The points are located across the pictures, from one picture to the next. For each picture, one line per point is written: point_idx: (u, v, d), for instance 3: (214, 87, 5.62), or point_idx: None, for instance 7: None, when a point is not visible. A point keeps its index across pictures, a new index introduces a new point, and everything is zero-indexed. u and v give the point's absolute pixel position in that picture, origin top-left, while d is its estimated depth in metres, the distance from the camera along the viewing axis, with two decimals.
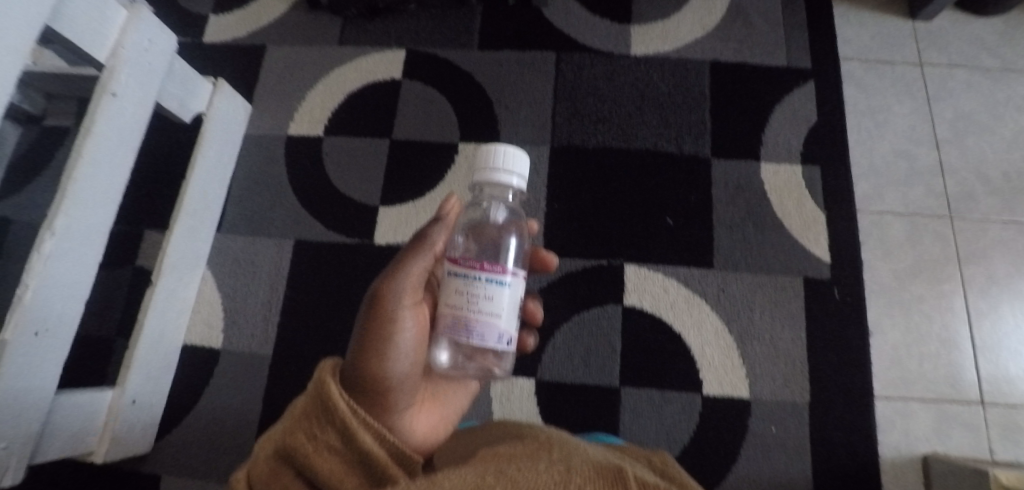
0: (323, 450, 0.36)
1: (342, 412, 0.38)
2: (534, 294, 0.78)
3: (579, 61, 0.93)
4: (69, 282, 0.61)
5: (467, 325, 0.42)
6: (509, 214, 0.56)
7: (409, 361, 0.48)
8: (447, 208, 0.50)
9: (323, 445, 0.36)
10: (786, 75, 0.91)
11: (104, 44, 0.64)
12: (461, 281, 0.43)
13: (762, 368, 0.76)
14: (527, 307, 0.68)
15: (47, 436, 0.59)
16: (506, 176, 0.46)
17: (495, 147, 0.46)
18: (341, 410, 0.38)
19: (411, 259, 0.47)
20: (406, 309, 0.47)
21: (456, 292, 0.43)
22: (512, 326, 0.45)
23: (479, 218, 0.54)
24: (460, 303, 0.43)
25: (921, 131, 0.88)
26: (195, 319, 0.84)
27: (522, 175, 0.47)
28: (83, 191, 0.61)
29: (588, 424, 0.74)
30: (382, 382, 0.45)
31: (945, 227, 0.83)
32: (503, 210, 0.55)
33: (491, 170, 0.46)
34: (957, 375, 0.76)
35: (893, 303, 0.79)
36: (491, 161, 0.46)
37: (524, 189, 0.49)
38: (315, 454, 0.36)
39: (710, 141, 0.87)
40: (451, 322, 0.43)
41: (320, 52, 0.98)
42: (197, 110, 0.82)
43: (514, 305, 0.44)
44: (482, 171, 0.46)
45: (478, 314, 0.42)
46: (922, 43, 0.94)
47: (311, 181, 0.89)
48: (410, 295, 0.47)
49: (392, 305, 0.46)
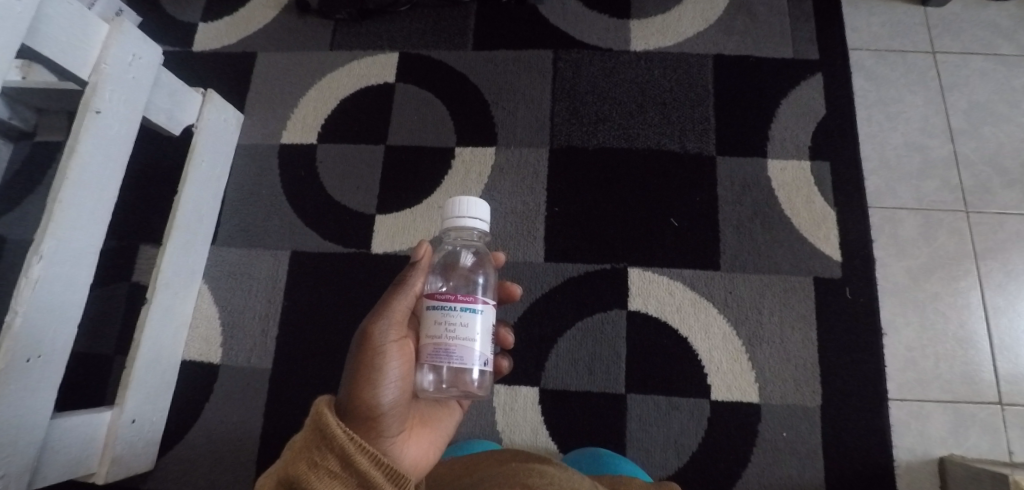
0: (324, 475, 0.36)
1: (340, 438, 0.37)
2: (510, 317, 0.76)
3: (577, 58, 0.90)
4: (59, 307, 0.59)
5: (449, 352, 0.42)
6: (478, 254, 0.56)
7: (404, 393, 0.46)
8: (421, 253, 0.50)
9: (324, 472, 0.36)
10: (793, 67, 0.88)
11: (86, 60, 0.63)
12: (438, 312, 0.43)
13: (772, 371, 0.74)
14: (499, 333, 0.66)
15: (47, 461, 0.58)
16: (470, 221, 0.48)
17: (457, 197, 0.48)
18: (338, 436, 0.37)
19: (395, 297, 0.47)
20: (394, 342, 0.46)
21: (433, 322, 0.43)
22: (489, 351, 0.45)
23: (451, 258, 0.55)
24: (437, 333, 0.43)
25: (934, 122, 0.85)
26: (193, 334, 0.82)
27: (486, 219, 0.49)
28: (71, 213, 0.60)
29: (594, 432, 0.73)
30: (376, 414, 0.44)
31: (961, 221, 0.80)
32: (472, 252, 0.56)
33: (454, 218, 0.48)
34: (974, 375, 0.73)
35: (907, 301, 0.77)
36: (455, 210, 0.48)
37: (488, 232, 0.50)
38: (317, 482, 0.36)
39: (714, 138, 0.84)
40: (432, 348, 0.43)
41: (312, 57, 0.95)
42: (187, 122, 0.80)
43: (489, 331, 0.44)
44: (447, 219, 0.48)
45: (455, 340, 0.42)
46: (934, 30, 0.90)
47: (306, 190, 0.88)
48: (396, 330, 0.46)
49: (380, 340, 0.45)
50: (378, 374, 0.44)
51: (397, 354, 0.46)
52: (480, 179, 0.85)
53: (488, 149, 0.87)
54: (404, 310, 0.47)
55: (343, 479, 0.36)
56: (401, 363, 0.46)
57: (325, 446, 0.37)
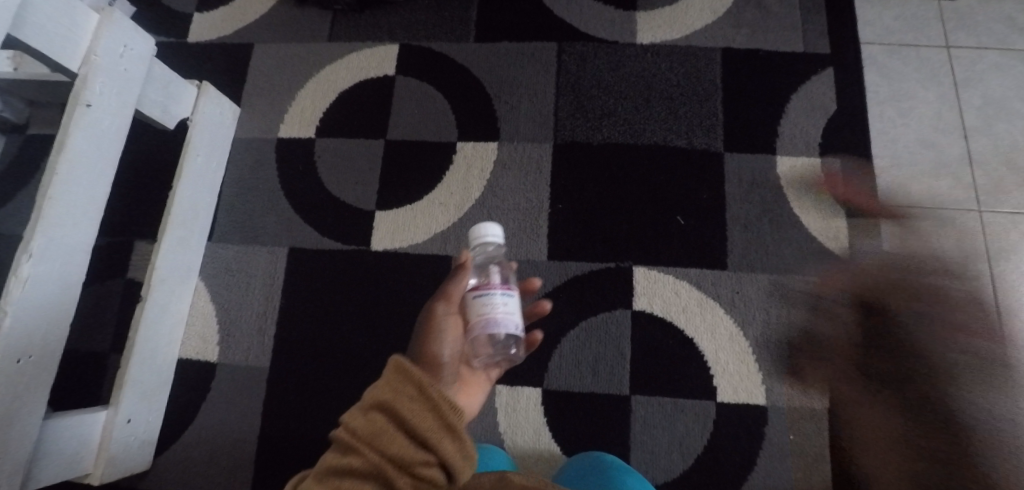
0: (406, 399, 0.37)
1: (418, 374, 0.38)
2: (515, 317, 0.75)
3: (583, 51, 0.88)
4: (49, 306, 0.58)
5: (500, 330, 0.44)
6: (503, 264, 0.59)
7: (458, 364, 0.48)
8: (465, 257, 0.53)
9: (403, 398, 0.37)
10: (803, 61, 0.85)
11: (74, 52, 0.61)
12: (478, 300, 0.46)
13: (779, 373, 0.73)
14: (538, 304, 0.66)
15: (40, 463, 0.57)
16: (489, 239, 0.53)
17: (477, 224, 0.53)
18: (415, 372, 0.38)
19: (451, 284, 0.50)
20: (449, 317, 0.48)
21: (475, 305, 0.46)
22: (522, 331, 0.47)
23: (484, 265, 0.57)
24: (482, 312, 0.45)
25: (947, 118, 0.83)
26: (189, 332, 0.81)
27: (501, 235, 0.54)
28: (61, 210, 0.58)
29: (597, 433, 0.72)
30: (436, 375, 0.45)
31: (973, 220, 0.78)
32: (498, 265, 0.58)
33: (477, 239, 0.53)
34: (985, 378, 0.72)
35: (918, 302, 0.75)
36: (477, 233, 0.53)
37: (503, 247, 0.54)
38: (400, 406, 0.37)
39: (722, 134, 0.82)
40: (481, 326, 0.45)
41: (310, 48, 0.93)
42: (182, 116, 0.78)
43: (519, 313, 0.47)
44: (472, 240, 0.53)
45: (494, 319, 0.44)
46: (948, 23, 0.88)
47: (303, 185, 0.86)
48: (453, 308, 0.48)
49: (438, 315, 0.48)
50: (440, 342, 0.47)
51: (451, 328, 0.48)
52: (481, 175, 0.83)
53: (490, 144, 0.85)
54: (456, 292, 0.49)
55: (421, 405, 0.37)
56: (457, 334, 0.48)
57: (404, 376, 0.38)
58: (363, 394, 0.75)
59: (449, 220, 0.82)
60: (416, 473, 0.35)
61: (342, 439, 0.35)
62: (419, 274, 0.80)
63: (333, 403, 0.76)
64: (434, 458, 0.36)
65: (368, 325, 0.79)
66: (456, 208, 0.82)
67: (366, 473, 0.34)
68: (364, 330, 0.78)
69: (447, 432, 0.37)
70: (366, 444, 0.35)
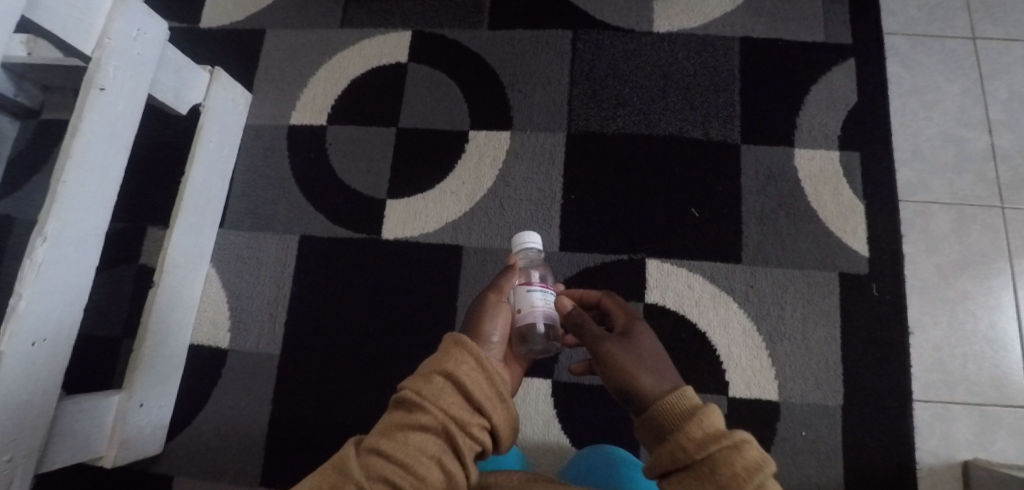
0: (463, 369, 0.41)
1: (473, 349, 0.43)
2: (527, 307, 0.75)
3: (598, 39, 0.86)
4: (64, 289, 0.58)
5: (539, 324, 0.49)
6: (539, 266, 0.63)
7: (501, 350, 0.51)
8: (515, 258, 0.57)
9: (461, 368, 0.42)
10: (824, 52, 0.83)
11: (89, 34, 0.60)
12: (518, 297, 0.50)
13: (793, 368, 0.72)
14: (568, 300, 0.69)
15: (55, 445, 0.58)
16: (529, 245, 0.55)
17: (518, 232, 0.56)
18: (471, 346, 0.43)
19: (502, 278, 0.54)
20: (497, 306, 0.52)
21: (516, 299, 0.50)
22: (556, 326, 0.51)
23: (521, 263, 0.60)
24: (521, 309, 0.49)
25: (971, 112, 0.81)
26: (201, 318, 0.81)
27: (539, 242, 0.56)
28: (75, 194, 0.58)
29: (607, 426, 0.71)
30: None
31: (996, 217, 0.76)
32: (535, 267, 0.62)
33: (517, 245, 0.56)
34: (1004, 378, 0.71)
35: (936, 300, 0.74)
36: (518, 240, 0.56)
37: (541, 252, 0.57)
38: (457, 374, 0.41)
39: (738, 125, 0.81)
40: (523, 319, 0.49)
41: (322, 35, 0.92)
42: (194, 101, 0.78)
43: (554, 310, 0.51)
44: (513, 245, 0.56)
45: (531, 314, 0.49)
46: (975, 13, 0.85)
47: (315, 173, 0.85)
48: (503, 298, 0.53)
49: (489, 303, 0.52)
50: (490, 327, 0.51)
51: (499, 316, 0.52)
52: (493, 164, 0.82)
53: (503, 133, 0.84)
54: (509, 287, 0.53)
55: (476, 377, 0.41)
56: (505, 322, 0.52)
57: (461, 350, 0.43)
58: (373, 383, 0.76)
59: (460, 210, 0.81)
60: (469, 433, 0.39)
61: (408, 397, 0.40)
62: (430, 263, 0.80)
63: (343, 391, 0.76)
64: (487, 423, 0.41)
65: (378, 314, 0.78)
66: (468, 198, 0.81)
67: (430, 427, 0.39)
68: (374, 319, 0.78)
69: (499, 401, 0.42)
70: (428, 403, 0.39)
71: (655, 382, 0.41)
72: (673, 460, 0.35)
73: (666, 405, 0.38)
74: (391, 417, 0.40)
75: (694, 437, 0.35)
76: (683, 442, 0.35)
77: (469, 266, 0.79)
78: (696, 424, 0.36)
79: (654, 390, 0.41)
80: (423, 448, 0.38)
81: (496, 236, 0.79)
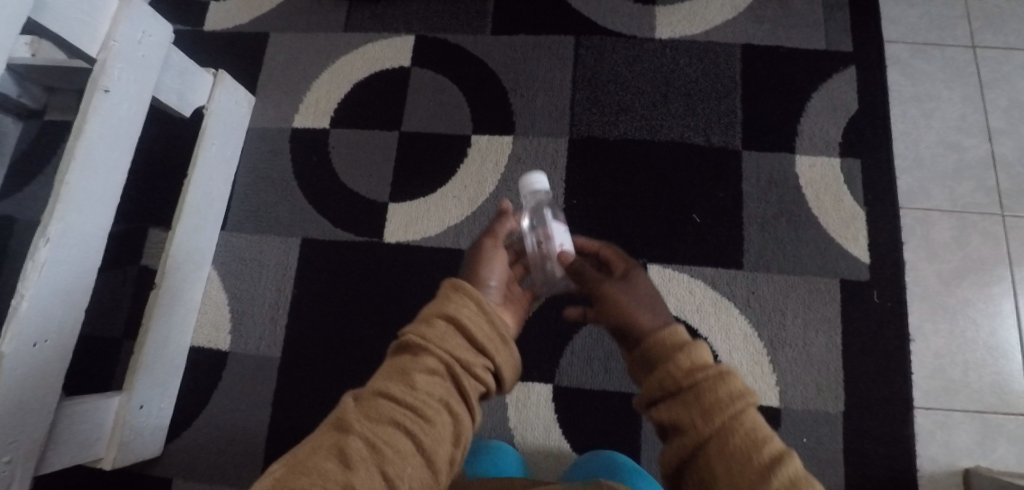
0: (463, 311, 0.40)
1: (472, 291, 0.42)
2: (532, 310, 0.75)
3: (601, 45, 0.87)
4: (66, 291, 0.58)
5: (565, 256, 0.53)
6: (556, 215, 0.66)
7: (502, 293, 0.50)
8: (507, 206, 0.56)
9: (464, 310, 0.41)
10: (825, 59, 0.84)
11: (94, 37, 0.61)
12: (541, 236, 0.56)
13: (793, 375, 0.72)
14: None
15: (54, 447, 0.58)
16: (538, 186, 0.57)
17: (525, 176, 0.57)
18: (469, 289, 0.42)
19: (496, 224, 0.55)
20: (493, 251, 0.51)
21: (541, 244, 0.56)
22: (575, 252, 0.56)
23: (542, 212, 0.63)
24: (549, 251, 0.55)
25: (971, 120, 0.81)
26: (202, 320, 0.81)
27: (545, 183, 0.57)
28: (78, 195, 0.58)
29: (608, 431, 0.71)
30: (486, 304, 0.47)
31: (996, 224, 0.77)
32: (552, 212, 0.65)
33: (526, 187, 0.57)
34: (1004, 385, 0.71)
35: (937, 307, 0.74)
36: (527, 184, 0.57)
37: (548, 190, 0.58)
38: (461, 316, 0.40)
39: (740, 131, 0.81)
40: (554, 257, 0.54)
41: (325, 39, 0.93)
42: (198, 104, 0.78)
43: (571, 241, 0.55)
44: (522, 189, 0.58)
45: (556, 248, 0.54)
46: (975, 22, 0.86)
47: (317, 176, 0.86)
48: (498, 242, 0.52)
49: (486, 248, 0.52)
50: (489, 269, 0.49)
51: (498, 259, 0.51)
52: (496, 169, 0.83)
53: (505, 138, 0.84)
54: (502, 231, 0.54)
55: (477, 318, 0.41)
56: (503, 264, 0.51)
57: (460, 292, 0.42)
58: None
59: (462, 214, 0.81)
60: (475, 374, 0.38)
61: (409, 341, 0.39)
62: (431, 267, 0.80)
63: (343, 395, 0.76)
64: (491, 364, 0.40)
65: (379, 317, 0.78)
66: (470, 202, 0.82)
67: (433, 368, 0.37)
68: (375, 322, 0.78)
69: (502, 343, 0.41)
70: (432, 346, 0.38)
71: (650, 319, 0.42)
72: (662, 388, 0.36)
73: (659, 344, 0.38)
74: (394, 362, 0.38)
75: (686, 368, 0.35)
76: (672, 371, 0.36)
77: None
78: (684, 356, 0.36)
79: (655, 326, 0.41)
80: (431, 394, 0.35)
81: None
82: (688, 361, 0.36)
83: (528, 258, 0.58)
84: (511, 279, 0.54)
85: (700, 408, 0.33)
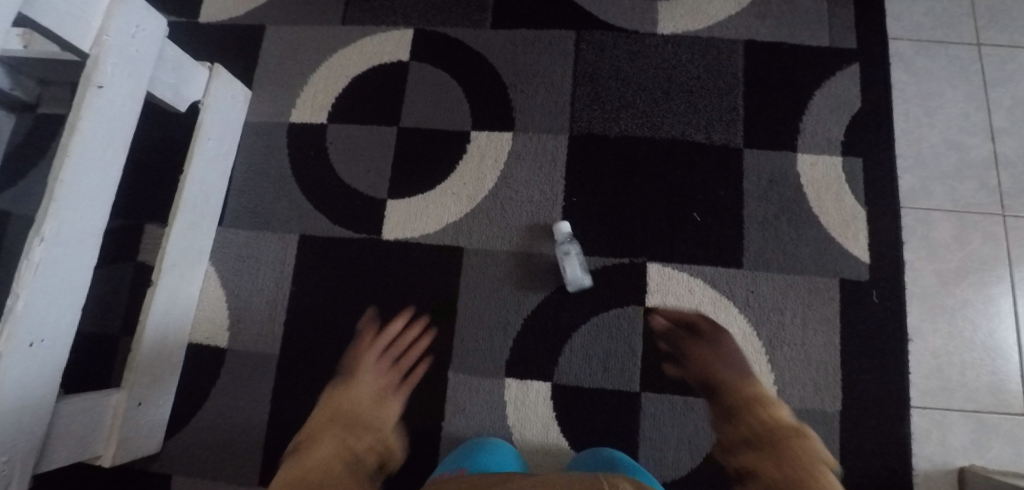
0: (303, 447, 0.63)
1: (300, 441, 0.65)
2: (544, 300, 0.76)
3: (602, 40, 0.86)
4: (62, 289, 0.57)
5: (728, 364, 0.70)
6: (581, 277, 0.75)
7: (377, 389, 0.74)
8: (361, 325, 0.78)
9: (303, 447, 0.64)
10: (828, 56, 0.83)
11: (87, 31, 0.59)
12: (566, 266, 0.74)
13: (791, 374, 0.72)
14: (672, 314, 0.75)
15: (52, 446, 0.57)
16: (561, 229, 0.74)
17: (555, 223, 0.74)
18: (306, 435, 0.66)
19: (363, 351, 0.76)
20: (358, 376, 0.75)
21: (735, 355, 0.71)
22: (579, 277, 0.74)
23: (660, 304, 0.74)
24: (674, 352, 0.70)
25: (974, 119, 0.81)
26: (200, 317, 0.81)
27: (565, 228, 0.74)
28: (72, 193, 0.57)
29: (606, 430, 0.71)
30: (352, 410, 0.71)
31: (997, 225, 0.76)
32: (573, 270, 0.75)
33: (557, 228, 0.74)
34: (1001, 386, 0.71)
35: (935, 307, 0.74)
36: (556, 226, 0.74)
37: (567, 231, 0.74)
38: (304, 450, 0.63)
39: (742, 129, 0.81)
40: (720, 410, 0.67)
41: (322, 32, 0.91)
42: (193, 98, 0.77)
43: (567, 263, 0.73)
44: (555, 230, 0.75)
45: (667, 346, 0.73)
46: (980, 19, 0.85)
47: (315, 172, 0.85)
48: (364, 372, 0.75)
49: (355, 375, 0.75)
50: (359, 375, 0.74)
51: (363, 377, 0.74)
52: (495, 166, 0.82)
53: (505, 134, 0.83)
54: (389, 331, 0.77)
55: (327, 454, 0.62)
56: (376, 367, 0.75)
57: (310, 443, 0.64)
58: None
59: (461, 211, 0.81)
60: (369, 456, 0.66)
61: (294, 449, 0.65)
62: (430, 264, 0.79)
63: None
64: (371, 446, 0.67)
65: (378, 315, 0.78)
66: (469, 199, 0.81)
67: (323, 466, 0.60)
68: (374, 319, 0.78)
69: (357, 457, 0.64)
70: (307, 453, 0.62)
71: (732, 374, 0.69)
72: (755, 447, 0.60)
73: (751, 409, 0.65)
74: (293, 461, 0.61)
75: (773, 422, 0.62)
76: (756, 422, 0.63)
77: (470, 268, 0.78)
78: (793, 431, 0.60)
79: (731, 379, 0.69)
80: (330, 470, 0.59)
81: (497, 238, 0.79)
82: (788, 429, 0.60)
83: (398, 342, 0.77)
84: (397, 369, 0.75)
85: (767, 441, 0.60)
